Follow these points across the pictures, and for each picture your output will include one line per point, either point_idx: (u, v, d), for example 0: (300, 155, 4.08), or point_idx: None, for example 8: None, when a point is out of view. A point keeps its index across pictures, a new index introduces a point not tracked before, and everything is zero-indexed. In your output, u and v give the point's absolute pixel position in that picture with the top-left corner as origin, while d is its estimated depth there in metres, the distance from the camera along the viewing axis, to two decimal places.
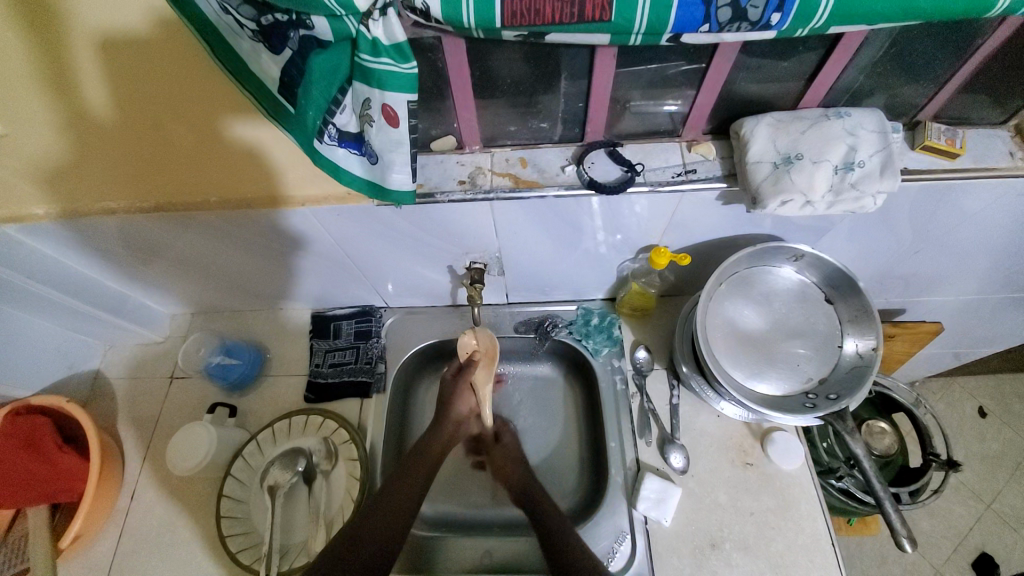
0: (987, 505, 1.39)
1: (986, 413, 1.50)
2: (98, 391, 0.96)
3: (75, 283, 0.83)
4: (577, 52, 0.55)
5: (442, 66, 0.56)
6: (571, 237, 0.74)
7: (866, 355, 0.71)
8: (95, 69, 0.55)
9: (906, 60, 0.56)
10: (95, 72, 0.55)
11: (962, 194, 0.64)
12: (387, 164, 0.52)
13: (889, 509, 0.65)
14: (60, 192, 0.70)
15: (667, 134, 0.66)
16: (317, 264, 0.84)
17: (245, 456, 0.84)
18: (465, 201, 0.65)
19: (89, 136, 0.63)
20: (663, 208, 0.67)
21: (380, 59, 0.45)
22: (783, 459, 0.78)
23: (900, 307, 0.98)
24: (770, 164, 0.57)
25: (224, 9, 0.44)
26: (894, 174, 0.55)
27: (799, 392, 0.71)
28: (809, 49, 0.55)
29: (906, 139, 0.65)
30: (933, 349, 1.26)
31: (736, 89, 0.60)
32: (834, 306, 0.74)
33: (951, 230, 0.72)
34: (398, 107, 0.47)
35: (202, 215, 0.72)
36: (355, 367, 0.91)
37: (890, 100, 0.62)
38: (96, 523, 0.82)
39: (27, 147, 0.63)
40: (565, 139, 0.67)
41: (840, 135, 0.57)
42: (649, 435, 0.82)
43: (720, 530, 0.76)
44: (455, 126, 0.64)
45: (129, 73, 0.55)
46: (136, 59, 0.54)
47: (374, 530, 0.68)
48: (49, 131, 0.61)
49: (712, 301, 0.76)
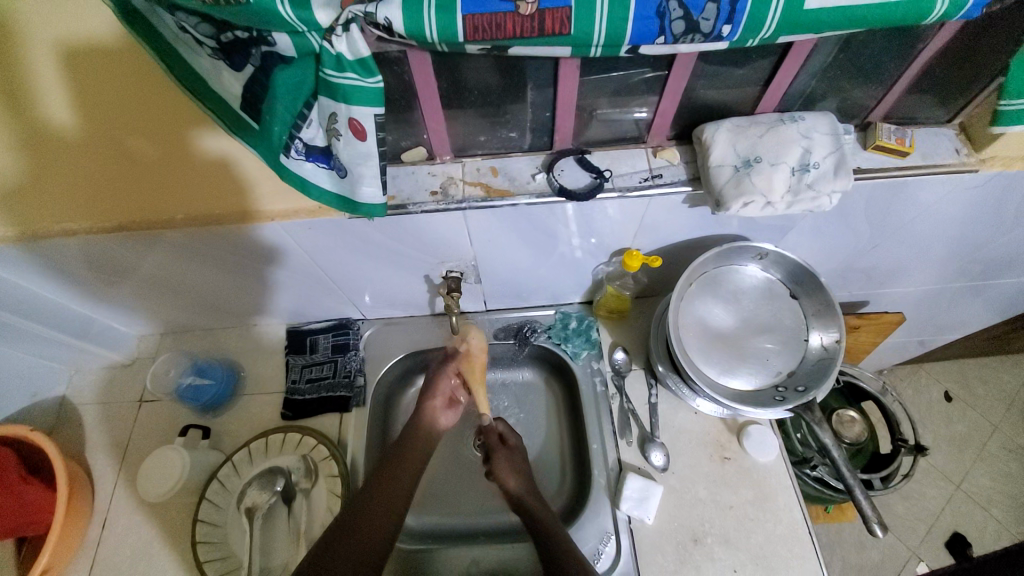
0: (956, 485, 1.45)
1: (951, 397, 1.57)
2: (63, 418, 0.91)
3: (35, 306, 0.80)
4: (541, 63, 0.56)
5: (409, 79, 0.56)
6: (545, 242, 0.75)
7: (831, 347, 0.74)
8: (57, 84, 0.54)
9: (853, 65, 0.59)
10: (52, 88, 0.54)
11: (912, 190, 0.68)
12: (356, 177, 0.52)
13: (859, 496, 0.67)
14: (14, 215, 0.67)
15: (633, 140, 0.68)
16: (291, 279, 0.83)
17: (221, 478, 0.82)
18: (437, 211, 0.65)
19: (45, 155, 0.61)
20: (633, 212, 0.68)
21: (344, 74, 0.45)
22: (758, 452, 0.81)
23: (864, 299, 1.02)
24: (732, 167, 0.59)
25: (182, 27, 0.43)
26: (847, 173, 0.58)
27: (770, 385, 0.73)
28: (762, 56, 0.57)
29: (859, 140, 0.68)
30: (899, 337, 1.31)
31: (696, 95, 0.62)
32: (799, 302, 0.77)
33: (906, 224, 0.76)
34: (364, 120, 0.48)
35: (169, 233, 0.71)
36: (333, 381, 0.89)
37: (842, 103, 0.65)
38: (67, 555, 0.78)
39: None
40: (534, 147, 0.68)
41: (795, 138, 0.59)
42: (629, 435, 0.83)
43: (702, 524, 0.77)
44: (425, 137, 0.65)
45: (93, 86, 0.54)
46: (101, 71, 0.53)
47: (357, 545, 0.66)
48: (1, 150, 0.59)
49: (684, 301, 0.78)
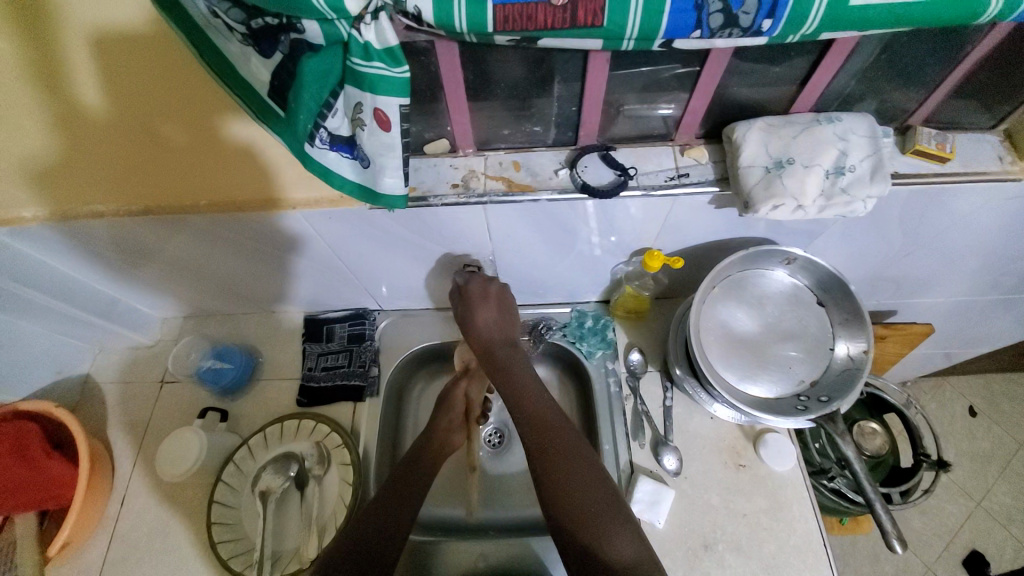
0: (977, 503, 1.41)
1: (975, 413, 1.52)
2: (87, 395, 0.94)
3: (63, 284, 0.82)
4: (570, 57, 0.54)
5: (436, 70, 0.55)
6: (564, 240, 0.74)
7: (857, 357, 0.71)
8: (90, 69, 0.54)
9: (895, 65, 0.57)
10: (86, 72, 0.55)
11: (951, 198, 0.65)
12: (380, 168, 0.52)
13: (880, 511, 0.65)
14: (47, 196, 0.69)
15: (660, 137, 0.66)
16: (312, 267, 0.84)
17: (236, 461, 0.83)
18: (458, 204, 0.65)
19: (77, 139, 0.62)
20: (657, 211, 0.67)
21: (371, 63, 0.45)
22: (774, 460, 0.79)
23: (891, 308, 0.99)
24: (763, 168, 0.57)
25: (213, 12, 0.43)
26: (884, 178, 0.56)
27: (792, 394, 0.71)
28: (801, 54, 0.55)
29: (896, 143, 0.65)
30: (924, 349, 1.27)
31: (729, 93, 0.60)
32: (825, 309, 0.75)
33: (941, 233, 0.73)
34: (389, 111, 0.47)
35: (195, 218, 0.72)
36: (348, 370, 0.90)
37: (881, 105, 0.63)
38: (86, 529, 0.81)
39: (18, 147, 0.62)
40: (558, 143, 0.67)
41: (831, 140, 0.57)
42: (643, 437, 0.82)
43: (714, 531, 0.76)
44: (448, 129, 0.64)
45: (125, 72, 0.55)
46: (134, 57, 0.53)
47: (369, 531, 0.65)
48: (34, 134, 0.60)
49: (705, 304, 0.76)
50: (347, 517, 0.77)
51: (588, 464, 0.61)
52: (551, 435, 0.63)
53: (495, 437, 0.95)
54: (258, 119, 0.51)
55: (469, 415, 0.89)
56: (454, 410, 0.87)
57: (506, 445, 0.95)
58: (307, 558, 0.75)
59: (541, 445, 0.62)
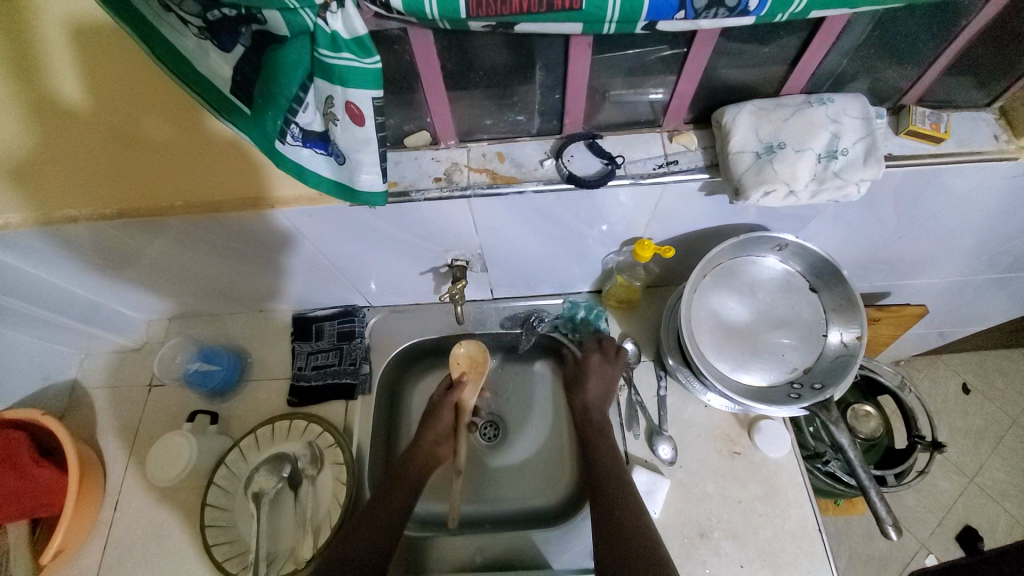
0: (970, 478, 1.42)
1: (969, 390, 1.53)
2: (76, 401, 0.93)
3: (43, 291, 0.80)
4: (551, 42, 0.52)
5: (410, 59, 0.53)
6: (553, 231, 0.73)
7: (851, 344, 0.70)
8: (62, 64, 0.52)
9: (888, 44, 0.55)
10: (58, 69, 0.52)
11: (946, 179, 0.63)
12: (355, 164, 0.50)
13: (873, 496, 0.65)
14: (18, 201, 0.67)
15: (648, 124, 0.65)
16: (299, 266, 0.82)
17: (228, 463, 0.82)
18: (441, 198, 0.63)
19: (45, 142, 0.59)
20: (646, 200, 0.65)
21: (340, 54, 0.43)
22: (769, 447, 0.79)
23: (885, 290, 0.99)
24: (753, 154, 0.56)
25: (166, 6, 0.41)
26: (878, 161, 0.54)
27: (785, 382, 0.70)
28: (790, 33, 0.53)
29: (890, 124, 0.63)
30: (919, 329, 1.27)
31: (717, 75, 0.58)
32: (818, 295, 0.73)
33: (935, 214, 0.72)
34: (361, 104, 0.45)
35: (172, 222, 0.70)
36: (339, 369, 0.89)
37: (874, 85, 0.61)
38: (80, 535, 0.80)
39: None
40: (543, 132, 0.65)
41: (823, 122, 0.55)
42: (637, 428, 0.82)
43: (709, 520, 0.76)
44: (428, 121, 0.62)
45: (100, 68, 0.52)
46: (109, 52, 0.51)
47: (360, 543, 0.67)
48: (4, 136, 0.58)
49: (697, 293, 0.75)
50: (342, 516, 0.77)
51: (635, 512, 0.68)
52: (609, 486, 0.72)
53: (490, 429, 0.94)
54: (224, 118, 0.49)
55: (458, 422, 0.87)
56: (442, 421, 0.85)
57: (501, 438, 0.94)
58: (303, 560, 0.74)
59: (598, 492, 0.72)
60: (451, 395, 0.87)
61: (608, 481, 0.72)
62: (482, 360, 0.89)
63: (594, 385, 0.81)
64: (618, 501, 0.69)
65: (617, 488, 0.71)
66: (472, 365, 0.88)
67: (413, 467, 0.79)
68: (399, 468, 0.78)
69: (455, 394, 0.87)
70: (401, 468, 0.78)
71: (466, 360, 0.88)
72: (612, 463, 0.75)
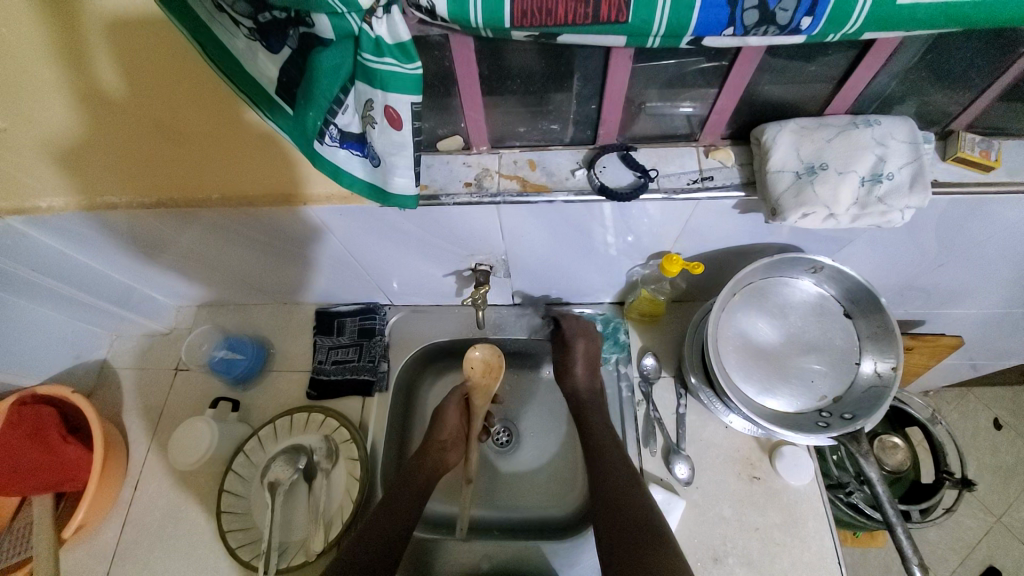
0: (997, 518, 1.41)
1: (1001, 425, 1.51)
2: (104, 380, 0.96)
3: (80, 273, 0.83)
4: (591, 53, 0.52)
5: (449, 65, 0.53)
6: (579, 242, 0.72)
7: (885, 375, 0.66)
8: (108, 60, 0.53)
9: (942, 67, 0.53)
10: (104, 64, 0.54)
11: (995, 210, 0.61)
12: (390, 167, 0.50)
13: (900, 532, 0.62)
14: (62, 186, 0.69)
15: (684, 138, 0.63)
16: (325, 262, 0.83)
17: (246, 451, 0.83)
18: (471, 203, 0.63)
19: (90, 132, 0.62)
20: (677, 214, 0.64)
21: (382, 59, 0.43)
22: (792, 475, 0.76)
23: (920, 317, 0.96)
24: (793, 174, 0.54)
25: (219, 7, 0.41)
26: (925, 187, 0.52)
27: (812, 410, 0.68)
28: (839, 52, 0.51)
29: (937, 149, 0.61)
30: (952, 360, 1.23)
31: (759, 92, 0.57)
32: (852, 321, 0.70)
33: (980, 244, 0.69)
34: (401, 109, 0.45)
35: (203, 213, 0.72)
36: (358, 365, 0.90)
37: (923, 108, 0.58)
38: (100, 513, 0.83)
39: (35, 136, 0.61)
40: (576, 141, 0.65)
41: (868, 145, 0.53)
42: (654, 445, 0.80)
43: (724, 544, 0.74)
44: (462, 126, 0.62)
45: (143, 64, 0.54)
46: (153, 49, 0.52)
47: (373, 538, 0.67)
48: (53, 125, 0.60)
49: (725, 312, 0.73)
50: (354, 510, 0.78)
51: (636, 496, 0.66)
52: (614, 474, 0.70)
53: (504, 436, 0.94)
54: (264, 115, 0.49)
55: (470, 431, 0.87)
56: (447, 426, 0.85)
57: (514, 445, 0.94)
58: (314, 552, 0.75)
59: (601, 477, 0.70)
60: (458, 395, 0.88)
61: (618, 490, 0.67)
62: (497, 365, 0.86)
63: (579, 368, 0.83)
64: (617, 486, 0.68)
65: (626, 498, 0.66)
66: (486, 370, 0.85)
67: (425, 466, 0.80)
68: (411, 471, 0.78)
69: (463, 391, 0.87)
70: (414, 471, 0.78)
71: (478, 362, 0.85)
72: (623, 475, 0.69)
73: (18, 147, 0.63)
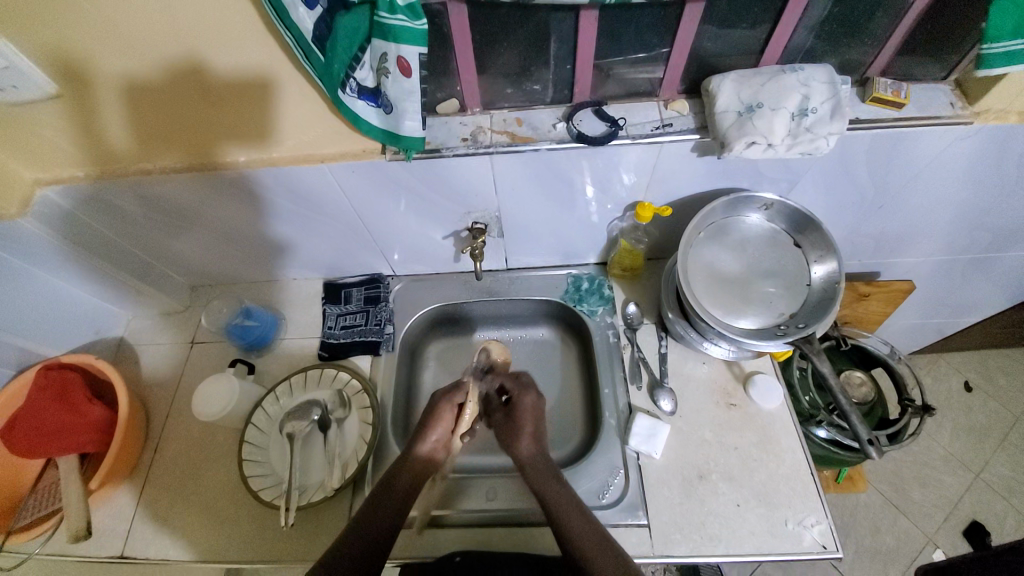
0: (976, 474, 1.50)
1: (971, 387, 1.63)
2: (121, 355, 1.02)
3: (104, 244, 0.90)
4: (563, 17, 0.63)
5: (447, 30, 0.64)
6: (564, 196, 0.82)
7: (830, 287, 0.77)
8: (114, 105, 0.71)
9: (846, 21, 0.65)
10: (111, 107, 0.71)
11: (912, 144, 0.72)
12: (401, 113, 0.62)
13: (855, 420, 0.71)
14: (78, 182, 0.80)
15: (647, 95, 0.74)
16: (331, 229, 0.91)
17: (264, 407, 0.89)
18: (467, 154, 0.72)
19: (99, 157, 0.78)
20: (646, 161, 0.74)
21: (395, 16, 0.53)
22: (763, 399, 0.85)
23: (874, 268, 1.06)
24: (735, 113, 0.65)
25: None
26: (842, 117, 0.63)
27: (772, 324, 0.77)
28: (763, 10, 0.63)
29: (857, 93, 0.72)
30: (915, 318, 1.34)
31: (704, 51, 0.69)
32: (802, 250, 0.81)
33: (909, 185, 0.81)
34: (410, 59, 0.56)
35: (201, 210, 0.86)
36: (365, 328, 0.98)
37: (841, 59, 0.70)
38: (123, 471, 0.88)
39: (59, 163, 0.79)
40: (556, 101, 0.75)
41: (794, 86, 0.64)
42: (640, 381, 0.89)
43: (708, 463, 0.81)
44: (458, 90, 0.72)
45: (142, 105, 0.71)
46: (148, 95, 0.69)
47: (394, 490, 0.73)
48: (70, 150, 0.77)
49: (692, 248, 0.82)
50: (368, 451, 0.83)
51: (584, 513, 0.69)
52: (557, 491, 0.72)
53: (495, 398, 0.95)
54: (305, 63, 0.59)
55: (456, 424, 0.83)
56: (441, 422, 0.80)
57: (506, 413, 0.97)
58: (332, 488, 0.81)
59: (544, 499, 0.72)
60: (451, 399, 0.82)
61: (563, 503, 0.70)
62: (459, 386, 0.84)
63: (526, 445, 0.78)
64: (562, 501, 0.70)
65: (581, 519, 0.68)
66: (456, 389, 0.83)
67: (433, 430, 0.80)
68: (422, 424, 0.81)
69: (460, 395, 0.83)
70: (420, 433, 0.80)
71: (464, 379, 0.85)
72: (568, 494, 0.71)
73: (68, 115, 0.72)
